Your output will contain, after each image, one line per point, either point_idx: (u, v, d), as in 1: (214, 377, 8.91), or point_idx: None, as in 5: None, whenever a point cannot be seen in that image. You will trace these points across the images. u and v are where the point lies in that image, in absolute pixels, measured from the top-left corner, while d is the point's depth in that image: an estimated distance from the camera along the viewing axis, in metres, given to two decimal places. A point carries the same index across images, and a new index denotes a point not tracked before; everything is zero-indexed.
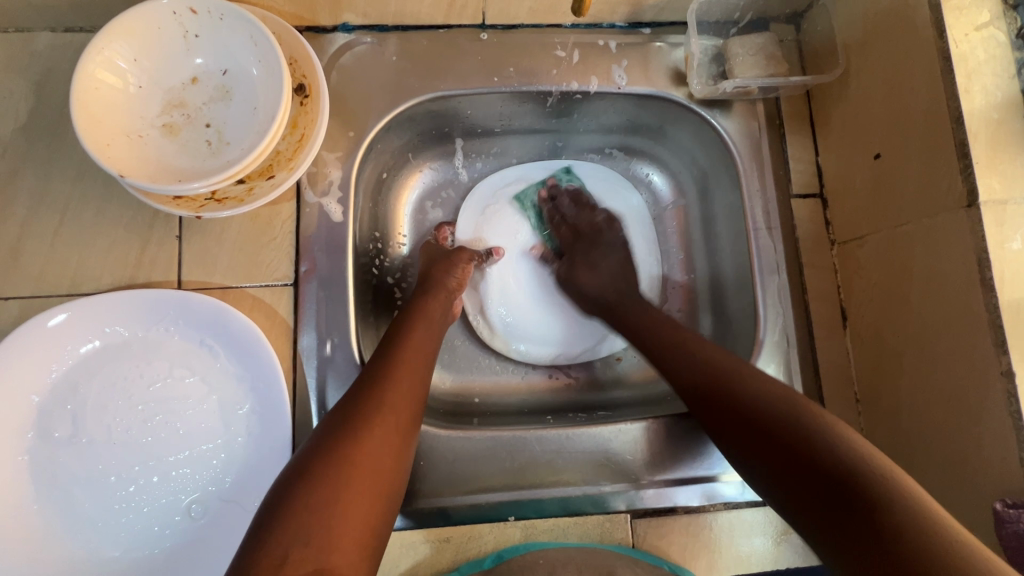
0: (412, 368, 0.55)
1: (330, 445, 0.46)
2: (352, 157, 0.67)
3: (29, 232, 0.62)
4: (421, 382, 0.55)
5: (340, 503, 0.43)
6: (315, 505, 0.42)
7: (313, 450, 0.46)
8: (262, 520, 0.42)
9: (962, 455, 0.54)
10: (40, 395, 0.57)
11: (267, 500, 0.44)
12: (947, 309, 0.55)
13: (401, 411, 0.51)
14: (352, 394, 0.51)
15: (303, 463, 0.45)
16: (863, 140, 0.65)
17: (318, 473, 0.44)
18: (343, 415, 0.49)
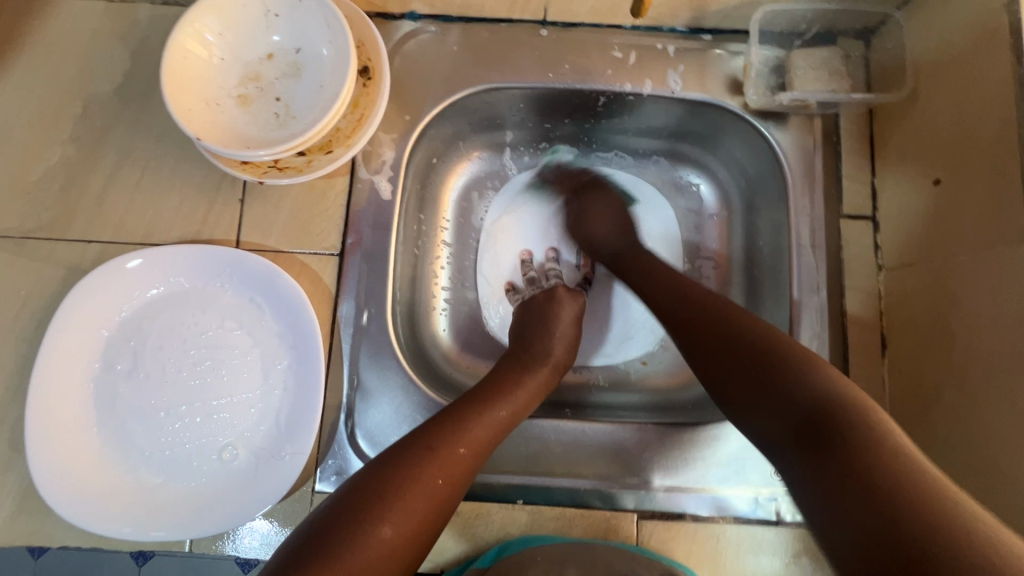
0: (481, 445, 0.54)
1: (382, 484, 0.48)
2: (406, 139, 0.71)
3: (114, 184, 0.68)
4: (486, 441, 0.54)
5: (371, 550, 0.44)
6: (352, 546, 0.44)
7: (362, 486, 0.48)
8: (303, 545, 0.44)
9: (994, 500, 0.52)
10: (110, 330, 0.63)
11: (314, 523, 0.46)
12: (997, 348, 0.52)
13: (456, 486, 0.51)
14: (421, 436, 0.52)
15: (355, 496, 0.47)
16: (924, 165, 0.62)
17: (362, 513, 0.46)
18: (403, 456, 0.50)
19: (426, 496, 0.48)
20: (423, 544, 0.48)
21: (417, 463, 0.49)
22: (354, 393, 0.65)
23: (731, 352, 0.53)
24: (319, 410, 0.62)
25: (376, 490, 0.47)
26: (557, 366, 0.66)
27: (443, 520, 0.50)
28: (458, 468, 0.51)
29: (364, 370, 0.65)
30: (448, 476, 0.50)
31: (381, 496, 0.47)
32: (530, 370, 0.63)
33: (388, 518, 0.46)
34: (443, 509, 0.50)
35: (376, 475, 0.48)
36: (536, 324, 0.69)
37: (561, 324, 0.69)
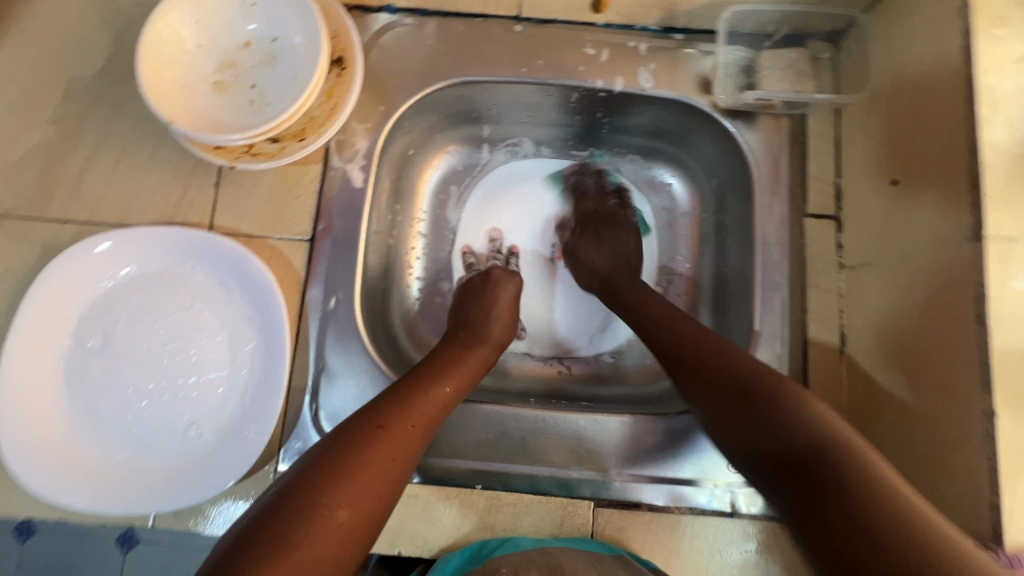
0: (426, 423, 0.56)
1: (333, 459, 0.49)
2: (380, 129, 0.72)
3: (91, 166, 0.70)
4: (431, 416, 0.57)
5: (329, 526, 0.45)
6: (308, 522, 0.45)
7: (314, 463, 0.49)
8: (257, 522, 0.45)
9: (937, 493, 0.53)
10: (81, 309, 0.65)
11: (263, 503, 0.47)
12: (942, 344, 0.53)
13: (405, 463, 0.52)
14: (366, 415, 0.54)
15: (306, 473, 0.48)
16: (883, 165, 0.63)
17: (315, 489, 0.47)
18: (351, 433, 0.51)
19: (377, 473, 0.50)
20: (377, 523, 0.49)
21: (365, 443, 0.51)
22: (319, 376, 0.66)
23: (720, 386, 0.55)
24: (283, 391, 0.63)
25: (326, 470, 0.48)
26: (497, 346, 0.68)
27: (394, 497, 0.51)
28: (405, 444, 0.53)
29: (330, 354, 0.67)
30: (397, 454, 0.52)
31: (331, 475, 0.48)
32: (470, 351, 0.65)
33: (342, 496, 0.47)
34: (393, 486, 0.51)
35: (323, 456, 0.49)
36: (474, 308, 0.72)
37: (499, 308, 0.71)
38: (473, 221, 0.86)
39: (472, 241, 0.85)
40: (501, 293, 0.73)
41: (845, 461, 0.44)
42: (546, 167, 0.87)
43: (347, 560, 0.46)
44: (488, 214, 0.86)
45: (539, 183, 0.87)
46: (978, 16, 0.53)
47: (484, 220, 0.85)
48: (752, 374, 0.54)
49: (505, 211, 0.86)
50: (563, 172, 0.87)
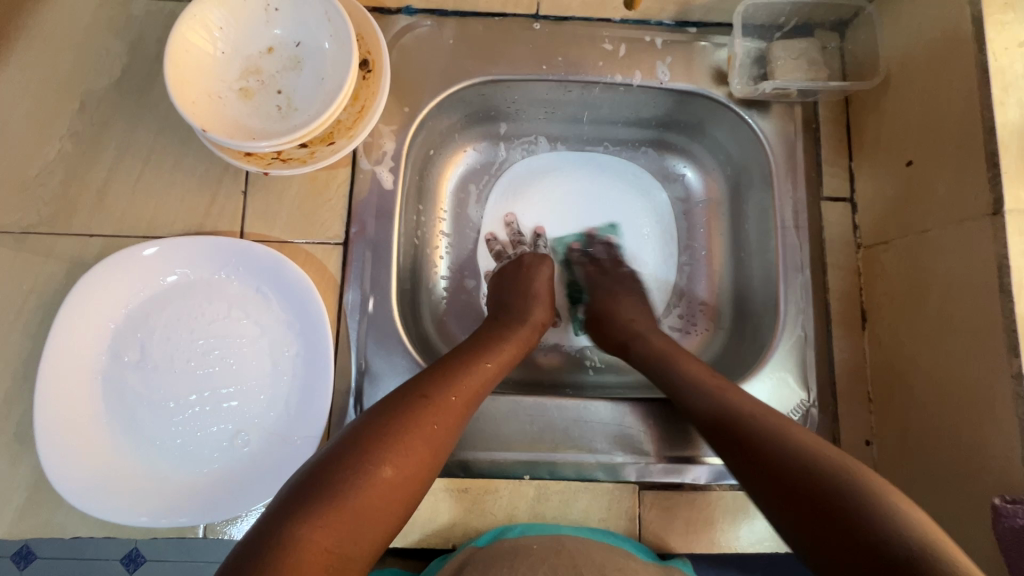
0: (472, 395, 0.56)
1: (386, 421, 0.50)
2: (406, 131, 0.72)
3: (114, 178, 0.68)
4: (478, 392, 0.57)
5: (375, 481, 0.46)
6: (357, 475, 0.46)
7: (367, 424, 0.50)
8: (309, 474, 0.46)
9: (967, 454, 0.56)
10: (117, 323, 0.64)
11: (317, 457, 0.48)
12: (966, 314, 0.56)
13: (452, 431, 0.53)
14: (418, 384, 0.54)
15: (359, 432, 0.49)
16: (896, 148, 0.67)
17: (367, 446, 0.48)
18: (402, 399, 0.52)
19: (428, 439, 0.50)
20: (423, 487, 0.50)
21: (416, 410, 0.51)
22: (362, 378, 0.67)
23: (729, 426, 0.52)
24: (328, 395, 0.64)
25: (381, 434, 0.49)
26: (536, 326, 0.68)
27: (440, 464, 0.52)
28: (453, 413, 0.53)
29: (371, 356, 0.67)
30: (445, 423, 0.52)
31: (384, 438, 0.48)
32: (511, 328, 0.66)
33: (394, 458, 0.47)
34: (439, 452, 0.51)
35: (377, 419, 0.50)
36: (516, 289, 0.72)
37: (538, 288, 0.72)
38: (496, 214, 0.86)
39: (495, 228, 0.85)
40: (540, 274, 0.74)
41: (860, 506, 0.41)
42: (566, 159, 0.88)
43: (392, 519, 0.47)
44: (513, 206, 0.86)
45: (560, 175, 0.87)
46: (988, 3, 0.56)
47: (510, 210, 0.86)
48: (757, 420, 0.51)
49: (527, 204, 0.86)
50: (581, 165, 0.87)
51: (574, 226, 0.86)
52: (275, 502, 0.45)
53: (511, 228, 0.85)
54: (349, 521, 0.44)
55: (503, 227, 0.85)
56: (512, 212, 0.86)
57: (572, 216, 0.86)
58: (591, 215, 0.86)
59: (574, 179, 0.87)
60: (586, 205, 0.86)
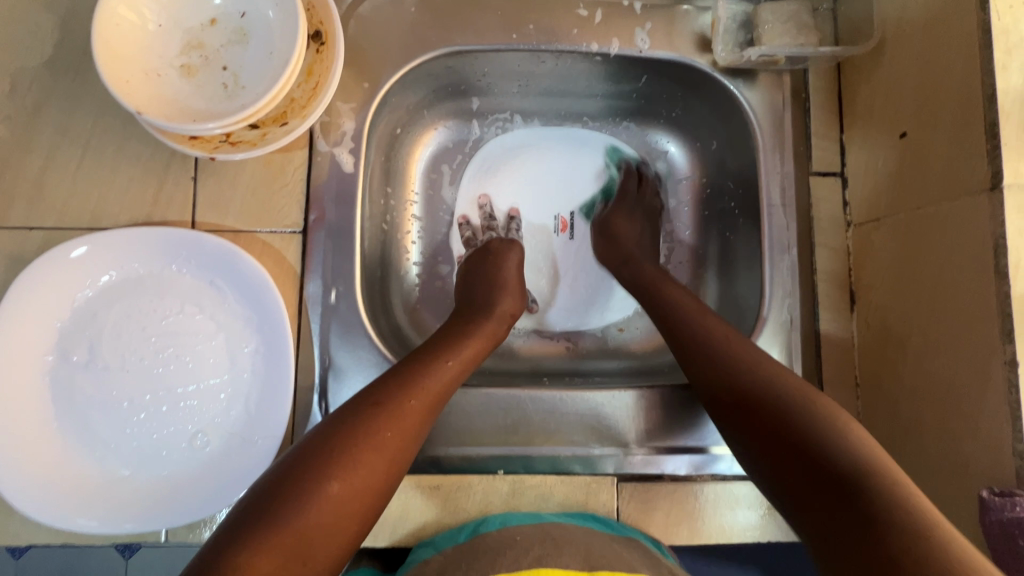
0: (433, 399, 0.54)
1: (334, 436, 0.48)
2: (366, 108, 0.67)
3: (53, 166, 0.64)
4: (438, 394, 0.55)
5: (318, 502, 0.45)
6: (299, 497, 0.45)
7: (317, 438, 0.49)
8: (255, 493, 0.45)
9: (956, 443, 0.54)
10: (62, 322, 0.60)
11: (267, 474, 0.47)
12: (958, 297, 0.53)
13: (408, 441, 0.51)
14: (373, 392, 0.52)
15: (308, 447, 0.48)
16: (889, 118, 0.62)
17: (311, 465, 0.46)
18: (354, 410, 0.50)
19: (381, 450, 0.49)
20: (381, 498, 0.49)
21: (366, 421, 0.50)
22: (327, 373, 0.64)
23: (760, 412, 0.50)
24: (290, 392, 0.61)
25: (330, 448, 0.47)
26: (505, 318, 0.65)
27: (398, 473, 0.50)
28: (408, 421, 0.51)
29: (335, 350, 0.64)
30: (402, 430, 0.51)
31: (333, 453, 0.47)
32: (476, 322, 0.63)
33: (343, 473, 0.46)
34: (398, 462, 0.50)
35: (328, 432, 0.49)
36: (484, 279, 0.69)
37: (505, 277, 0.69)
38: (469, 196, 0.81)
39: (467, 210, 0.81)
40: (508, 262, 0.71)
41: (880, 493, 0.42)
42: (543, 136, 0.83)
43: (347, 533, 0.46)
44: (487, 187, 0.81)
45: (536, 152, 0.82)
46: None
47: (482, 192, 0.81)
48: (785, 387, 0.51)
49: (501, 185, 0.82)
50: (559, 142, 0.83)
51: (552, 207, 0.82)
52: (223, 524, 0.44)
53: (481, 208, 0.80)
54: (294, 541, 0.43)
55: (474, 211, 0.81)
56: (485, 193, 0.81)
57: (549, 196, 0.82)
58: (569, 194, 0.82)
59: (552, 156, 0.83)
60: (564, 184, 0.82)
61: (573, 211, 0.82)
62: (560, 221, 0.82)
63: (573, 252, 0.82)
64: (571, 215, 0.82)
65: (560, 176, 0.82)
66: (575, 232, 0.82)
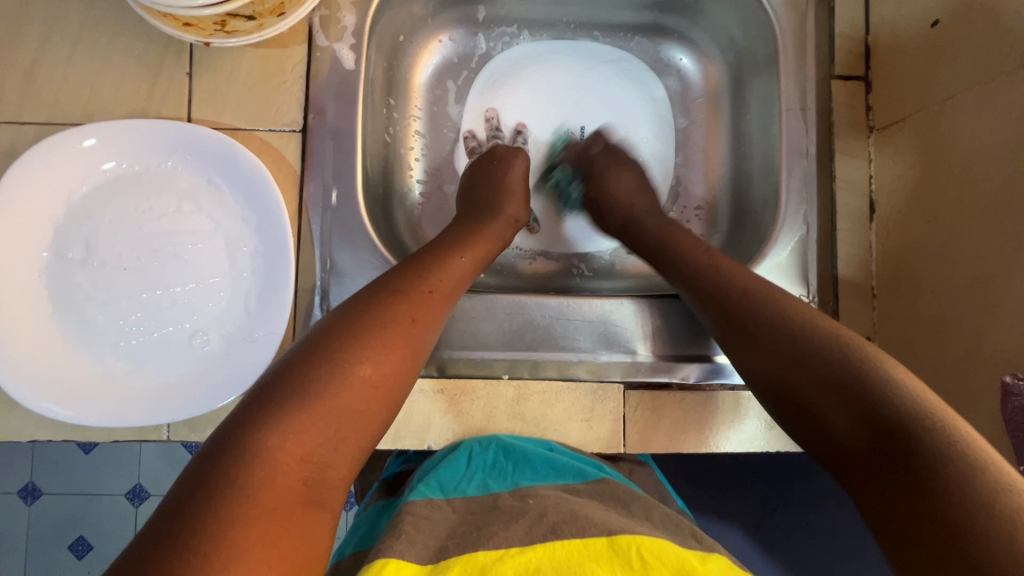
0: (450, 291, 0.52)
1: (352, 322, 0.46)
2: (367, 3, 0.64)
3: (43, 59, 0.61)
4: (454, 287, 0.53)
5: (344, 386, 0.43)
6: (322, 379, 0.43)
7: (332, 324, 0.47)
8: (272, 376, 0.43)
9: (978, 338, 0.52)
10: (57, 217, 0.59)
11: (280, 360, 0.45)
12: (991, 187, 0.51)
13: (428, 329, 0.50)
14: (386, 280, 0.51)
15: (324, 334, 0.46)
16: (919, 6, 0.59)
17: (330, 348, 0.44)
18: (370, 297, 0.49)
19: (404, 339, 0.47)
20: (403, 389, 0.48)
21: (384, 307, 0.48)
22: (328, 276, 0.62)
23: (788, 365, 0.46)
24: (291, 291, 0.60)
25: (350, 334, 0.45)
26: (512, 221, 0.64)
27: (420, 360, 0.49)
28: (427, 309, 0.50)
29: (337, 254, 0.62)
30: (423, 321, 0.49)
31: (355, 340, 0.45)
32: (484, 223, 0.61)
33: (367, 359, 0.45)
34: (419, 353, 0.48)
35: (343, 317, 0.47)
36: (484, 181, 0.68)
37: (510, 182, 0.68)
38: (476, 109, 0.78)
39: (473, 125, 0.78)
40: (512, 169, 0.69)
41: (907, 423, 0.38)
42: (553, 48, 0.79)
43: (373, 421, 0.45)
44: (494, 100, 0.78)
45: (545, 66, 0.79)
46: None
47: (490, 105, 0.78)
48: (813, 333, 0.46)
49: (508, 100, 0.78)
50: (569, 55, 0.79)
51: (561, 121, 0.79)
52: (240, 407, 0.42)
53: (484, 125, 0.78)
54: (323, 425, 0.41)
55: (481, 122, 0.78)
56: (492, 106, 0.78)
57: (559, 110, 0.79)
58: (580, 109, 0.79)
59: (562, 70, 0.79)
60: (573, 98, 0.79)
61: (583, 125, 0.79)
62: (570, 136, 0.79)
63: None
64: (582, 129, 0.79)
65: (570, 92, 0.79)
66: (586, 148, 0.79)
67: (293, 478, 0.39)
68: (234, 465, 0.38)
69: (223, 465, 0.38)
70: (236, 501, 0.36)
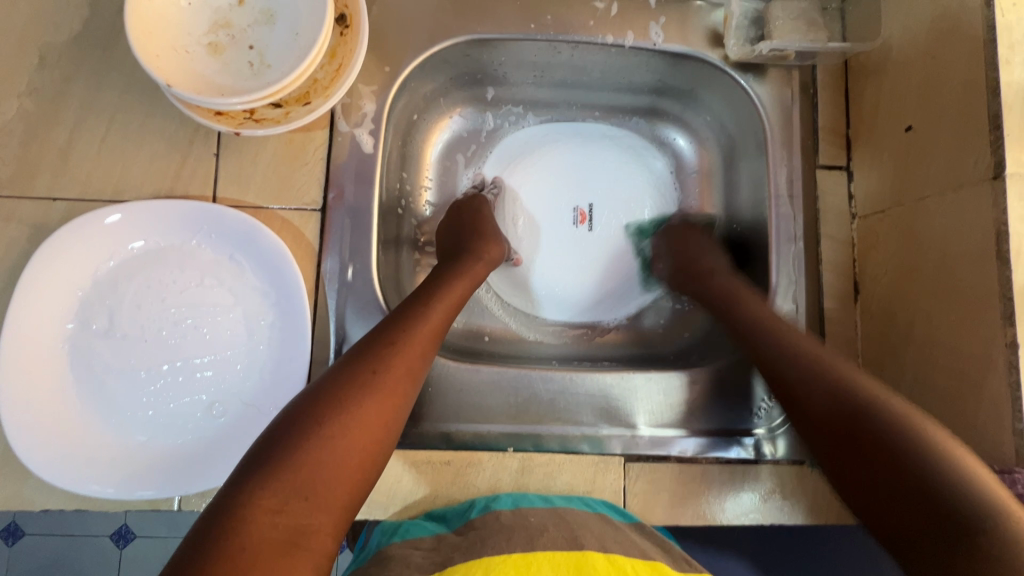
0: (426, 339, 0.54)
1: (331, 386, 0.48)
2: (387, 91, 0.69)
3: (78, 138, 0.65)
4: (430, 339, 0.55)
5: (320, 449, 0.45)
6: (299, 446, 0.44)
7: (313, 390, 0.48)
8: (257, 448, 0.45)
9: (957, 424, 0.55)
10: (84, 289, 0.61)
11: (264, 432, 0.47)
12: (964, 285, 0.55)
13: (406, 382, 0.51)
14: (364, 341, 0.52)
15: (304, 400, 0.48)
16: (896, 112, 0.64)
17: (309, 414, 0.46)
18: (349, 361, 0.51)
19: (380, 391, 0.49)
20: (387, 438, 0.49)
21: (361, 367, 0.50)
22: (342, 348, 0.65)
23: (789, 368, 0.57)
24: (306, 364, 0.62)
25: (329, 393, 0.47)
26: (488, 261, 0.67)
27: (401, 416, 0.51)
28: (405, 362, 0.52)
29: (350, 326, 0.65)
30: (401, 371, 0.51)
31: (334, 397, 0.47)
32: (464, 267, 0.64)
33: (344, 414, 0.47)
34: (397, 403, 0.50)
35: (323, 383, 0.49)
36: (467, 229, 0.71)
37: (483, 224, 0.72)
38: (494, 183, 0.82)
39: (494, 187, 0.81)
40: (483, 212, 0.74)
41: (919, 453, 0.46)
42: (560, 129, 0.84)
43: (352, 477, 0.46)
44: (505, 177, 0.81)
45: (553, 146, 0.83)
46: None
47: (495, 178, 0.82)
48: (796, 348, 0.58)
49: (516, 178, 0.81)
50: (575, 134, 0.83)
51: (569, 199, 0.81)
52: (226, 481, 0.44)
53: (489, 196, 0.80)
54: (300, 478, 0.43)
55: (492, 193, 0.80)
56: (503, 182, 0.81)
57: (567, 188, 0.81)
58: (589, 188, 0.81)
59: (568, 149, 0.83)
60: (578, 177, 0.82)
61: (591, 203, 0.81)
62: (578, 213, 0.81)
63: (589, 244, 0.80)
64: (590, 208, 0.81)
65: (577, 172, 0.82)
66: (594, 225, 0.80)
67: (267, 533, 0.41)
68: (217, 533, 0.40)
69: (209, 526, 0.40)
70: (220, 559, 0.38)
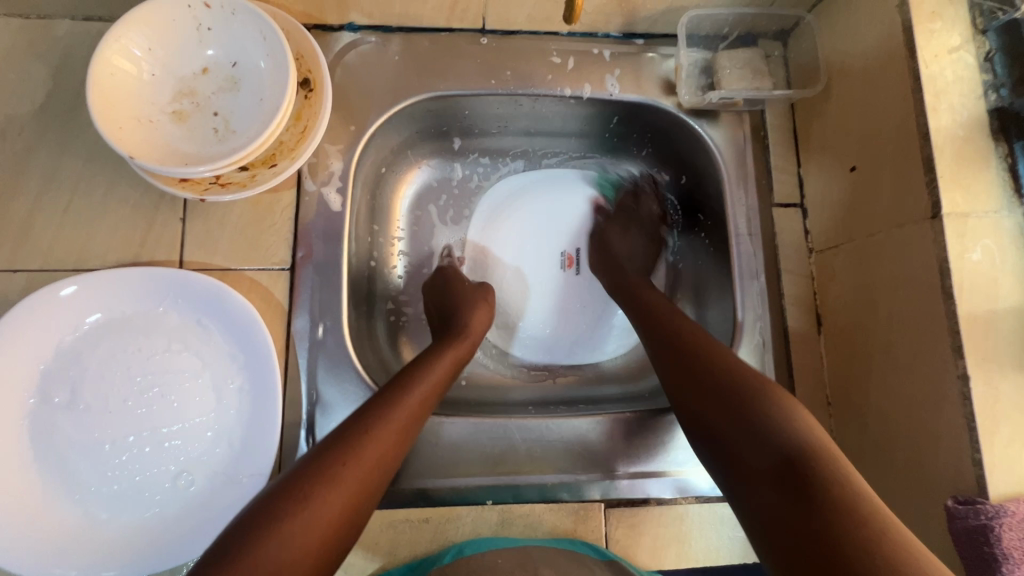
0: (411, 416, 0.54)
1: (309, 464, 0.48)
2: (353, 150, 0.71)
3: (39, 208, 0.64)
4: (413, 417, 0.54)
5: (288, 528, 0.43)
6: (272, 525, 0.43)
7: (291, 467, 0.48)
8: (230, 526, 0.44)
9: (920, 454, 0.57)
10: (45, 362, 0.60)
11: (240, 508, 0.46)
12: (914, 317, 0.57)
13: (387, 461, 0.50)
14: (347, 420, 0.52)
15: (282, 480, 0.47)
16: (841, 154, 0.68)
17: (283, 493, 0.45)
18: (331, 439, 0.50)
19: (358, 467, 0.48)
20: (359, 517, 0.48)
21: (342, 445, 0.49)
22: (314, 408, 0.65)
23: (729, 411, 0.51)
24: (277, 426, 0.61)
25: (306, 472, 0.47)
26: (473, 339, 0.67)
27: (376, 494, 0.50)
28: (384, 441, 0.51)
29: (323, 384, 0.65)
30: (380, 448, 0.50)
31: (315, 472, 0.47)
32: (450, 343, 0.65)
33: (322, 489, 0.46)
34: (377, 481, 0.49)
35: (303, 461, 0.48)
36: (449, 303, 0.72)
37: (467, 302, 0.71)
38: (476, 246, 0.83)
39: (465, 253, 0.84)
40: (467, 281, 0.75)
41: (819, 465, 0.45)
42: (538, 178, 0.86)
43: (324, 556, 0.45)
44: (488, 236, 0.84)
45: (531, 198, 0.85)
46: (916, 12, 0.58)
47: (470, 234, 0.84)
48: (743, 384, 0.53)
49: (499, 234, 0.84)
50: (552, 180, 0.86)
51: (557, 244, 0.84)
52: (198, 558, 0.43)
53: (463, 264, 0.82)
54: (274, 555, 0.42)
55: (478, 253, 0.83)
56: (485, 242, 0.84)
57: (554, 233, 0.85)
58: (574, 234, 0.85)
59: (541, 199, 0.85)
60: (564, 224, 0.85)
61: (577, 247, 0.84)
62: (566, 257, 0.84)
63: (578, 287, 0.83)
64: (575, 251, 0.85)
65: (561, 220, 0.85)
66: (581, 267, 0.84)
67: None
68: None
69: None
70: None
